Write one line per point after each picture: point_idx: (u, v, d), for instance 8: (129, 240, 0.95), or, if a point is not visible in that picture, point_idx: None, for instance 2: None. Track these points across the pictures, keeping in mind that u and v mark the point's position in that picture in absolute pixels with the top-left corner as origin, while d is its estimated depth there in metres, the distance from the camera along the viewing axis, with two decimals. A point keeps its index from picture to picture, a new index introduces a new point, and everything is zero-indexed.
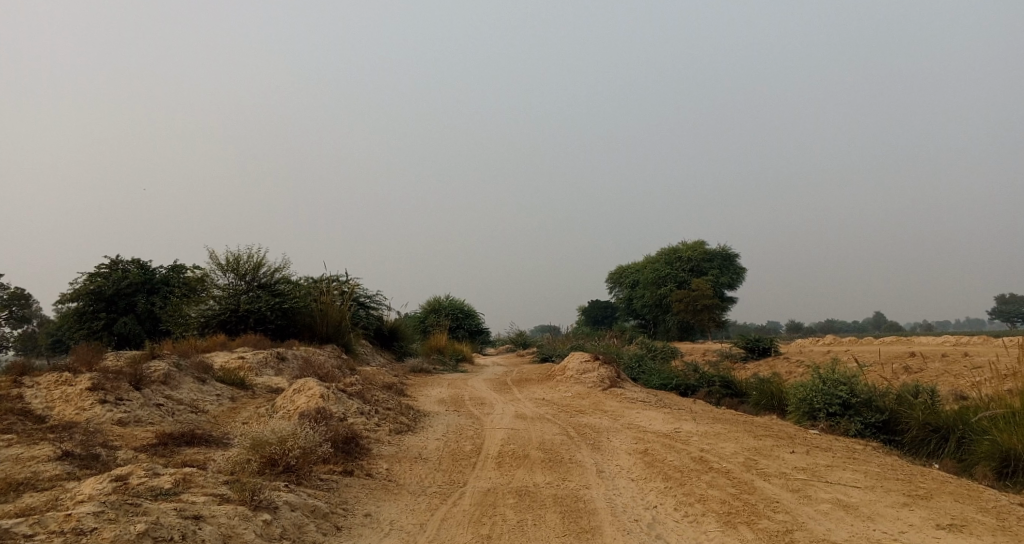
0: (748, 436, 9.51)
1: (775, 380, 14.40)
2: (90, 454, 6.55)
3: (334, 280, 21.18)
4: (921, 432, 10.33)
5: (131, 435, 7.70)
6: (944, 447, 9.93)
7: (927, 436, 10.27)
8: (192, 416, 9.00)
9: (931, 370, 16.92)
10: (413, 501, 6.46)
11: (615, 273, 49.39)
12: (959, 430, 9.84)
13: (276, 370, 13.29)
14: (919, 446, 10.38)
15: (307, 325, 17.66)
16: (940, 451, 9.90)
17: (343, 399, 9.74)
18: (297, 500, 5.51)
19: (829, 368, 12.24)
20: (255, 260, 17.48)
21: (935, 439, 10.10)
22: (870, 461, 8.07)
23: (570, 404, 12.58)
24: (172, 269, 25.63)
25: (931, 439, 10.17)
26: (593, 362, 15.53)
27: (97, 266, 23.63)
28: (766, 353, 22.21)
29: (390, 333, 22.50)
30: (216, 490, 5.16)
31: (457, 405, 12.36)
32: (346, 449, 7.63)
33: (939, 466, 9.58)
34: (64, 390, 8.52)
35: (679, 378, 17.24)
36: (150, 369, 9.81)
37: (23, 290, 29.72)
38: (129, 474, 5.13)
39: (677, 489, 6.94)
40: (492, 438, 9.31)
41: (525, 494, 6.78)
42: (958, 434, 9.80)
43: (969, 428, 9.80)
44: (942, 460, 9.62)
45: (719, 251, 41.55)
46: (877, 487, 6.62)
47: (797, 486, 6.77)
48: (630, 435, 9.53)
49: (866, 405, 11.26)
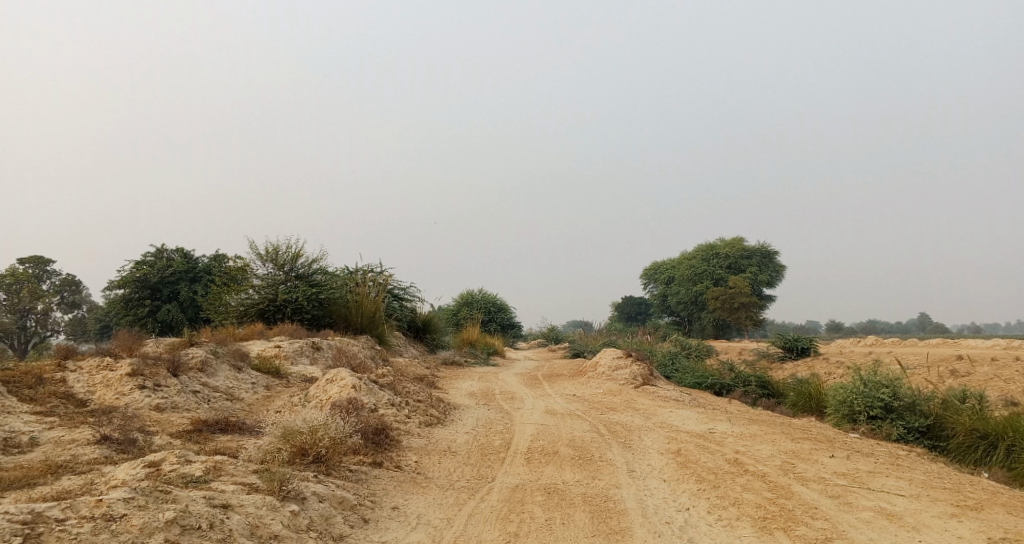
0: (785, 438, 9.26)
1: (813, 380, 14.03)
2: (126, 438, 6.66)
3: (370, 272, 21.36)
4: (967, 439, 9.94)
5: (167, 421, 7.82)
6: (992, 454, 9.54)
7: (974, 443, 9.89)
8: (227, 403, 9.12)
9: (979, 375, 16.31)
10: (441, 495, 6.42)
11: (651, 269, 48.82)
12: (1009, 438, 9.44)
13: (311, 360, 13.44)
14: (965, 453, 10.00)
15: (343, 315, 17.84)
16: (989, 459, 9.51)
17: (375, 390, 9.77)
18: (325, 491, 5.51)
19: (871, 370, 11.86)
20: (293, 251, 17.72)
21: (983, 446, 9.71)
22: (914, 468, 7.77)
23: (602, 401, 12.43)
24: (213, 258, 26.15)
25: (978, 446, 9.79)
26: (625, 359, 15.35)
27: (143, 254, 24.23)
28: (804, 353, 21.71)
29: (424, 326, 22.60)
30: (246, 479, 5.17)
31: (487, 399, 12.33)
32: (377, 440, 7.64)
33: (987, 475, 9.20)
34: (105, 375, 8.70)
35: (714, 377, 16.93)
36: (188, 356, 9.97)
37: (74, 277, 30.62)
38: (161, 460, 5.19)
39: (710, 491, 6.78)
40: (522, 433, 9.23)
41: (555, 491, 6.68)
42: (1008, 442, 9.41)
43: (1019, 436, 9.40)
44: (991, 469, 9.23)
45: (759, 248, 40.77)
46: (923, 497, 6.35)
47: (837, 492, 6.54)
48: (662, 434, 9.37)
49: (910, 410, 10.89)
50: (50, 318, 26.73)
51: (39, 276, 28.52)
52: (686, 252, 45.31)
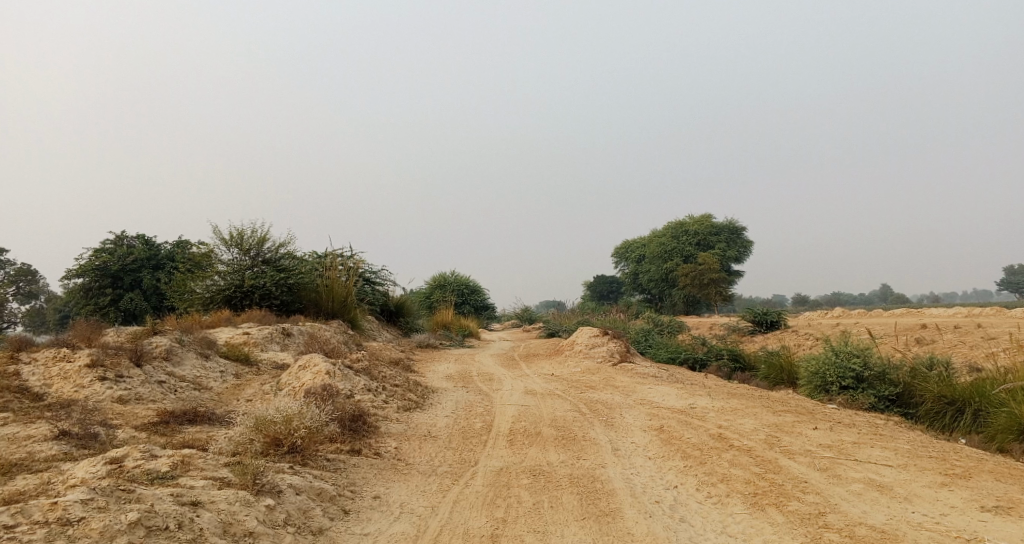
0: (767, 411, 9.21)
1: (784, 352, 14.09)
2: (87, 433, 6.30)
3: (340, 255, 20.87)
4: (935, 405, 10.03)
5: (130, 413, 7.45)
6: (959, 420, 9.63)
7: (942, 409, 9.98)
8: (194, 393, 8.75)
9: (944, 342, 16.58)
10: (424, 482, 6.19)
11: (622, 247, 48.89)
12: (975, 403, 9.52)
13: (282, 346, 13.06)
14: (934, 419, 10.09)
15: (313, 300, 17.41)
16: (957, 424, 9.60)
17: (350, 376, 9.48)
18: (302, 483, 5.23)
19: (842, 340, 11.90)
20: (259, 235, 17.18)
21: (951, 412, 9.81)
22: (897, 437, 7.76)
23: (580, 379, 12.29)
24: (176, 245, 25.37)
25: (946, 412, 9.87)
26: (602, 336, 15.24)
27: (102, 242, 23.40)
28: (774, 326, 21.90)
29: (396, 309, 22.25)
30: (217, 473, 4.86)
31: (465, 380, 12.13)
32: (354, 427, 7.36)
33: (958, 440, 9.30)
34: (62, 367, 8.26)
35: (687, 352, 16.95)
36: (151, 346, 9.55)
37: (30, 266, 29.47)
38: (124, 456, 4.84)
39: (698, 468, 6.67)
40: (503, 415, 9.04)
41: (541, 474, 6.50)
42: (975, 407, 9.51)
43: (986, 400, 9.50)
44: (961, 435, 9.32)
45: (727, 224, 41.15)
46: (910, 466, 6.31)
47: (826, 465, 6.48)
48: (644, 410, 9.25)
49: (881, 379, 10.95)
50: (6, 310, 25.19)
51: None
52: (657, 230, 45.48)
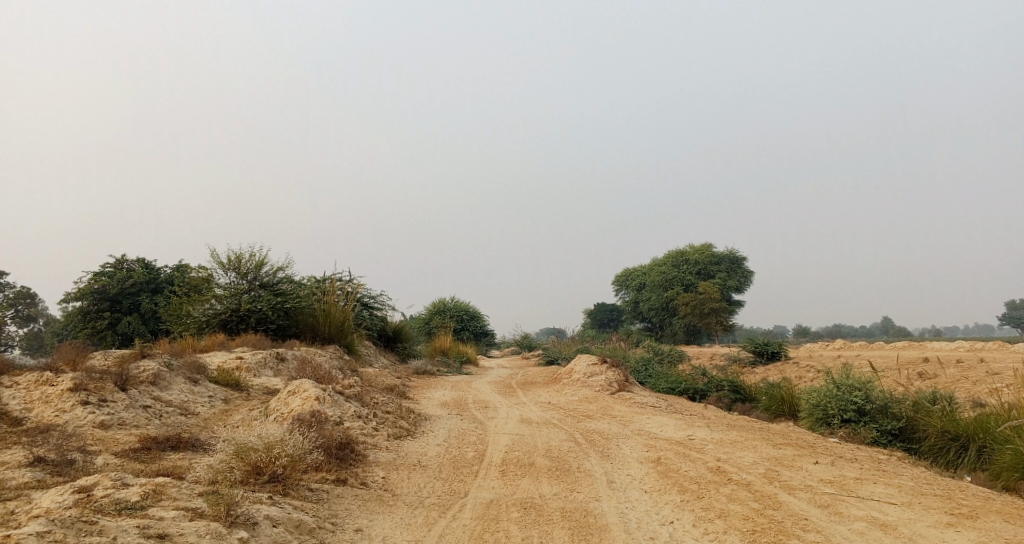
0: (766, 444, 8.98)
1: (785, 384, 13.87)
2: (63, 460, 6.10)
3: (338, 280, 20.73)
4: (938, 440, 9.78)
5: (111, 439, 7.24)
6: (964, 456, 9.39)
7: (945, 445, 9.73)
8: (180, 418, 8.54)
9: (946, 376, 16.33)
10: (409, 514, 5.96)
11: (623, 276, 48.77)
12: (980, 439, 9.29)
13: (275, 371, 12.85)
14: (938, 455, 9.84)
15: (310, 325, 17.22)
16: (961, 461, 9.35)
17: (341, 402, 9.27)
18: (280, 514, 5.02)
19: (843, 372, 11.69)
20: (257, 258, 17.07)
21: (955, 448, 9.56)
22: (901, 473, 7.52)
23: (577, 408, 12.05)
24: (176, 269, 25.28)
25: (949, 448, 9.63)
26: (600, 365, 15.03)
27: (102, 265, 23.31)
28: (774, 357, 21.65)
29: (395, 335, 22.05)
30: (190, 504, 4.65)
31: (460, 408, 11.89)
32: (341, 455, 7.15)
33: (962, 477, 9.05)
34: (44, 391, 8.07)
35: (687, 382, 16.70)
36: (139, 369, 9.35)
37: (29, 289, 29.35)
38: (94, 485, 4.64)
39: (694, 502, 6.44)
40: (496, 444, 8.80)
41: (532, 507, 6.27)
42: (979, 443, 9.27)
43: (990, 436, 9.27)
44: (966, 472, 9.07)
45: (728, 254, 41.06)
46: (915, 505, 6.08)
47: (827, 501, 6.25)
48: (640, 441, 9.03)
49: (883, 412, 10.73)
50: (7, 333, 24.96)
51: None
52: (658, 259, 45.38)
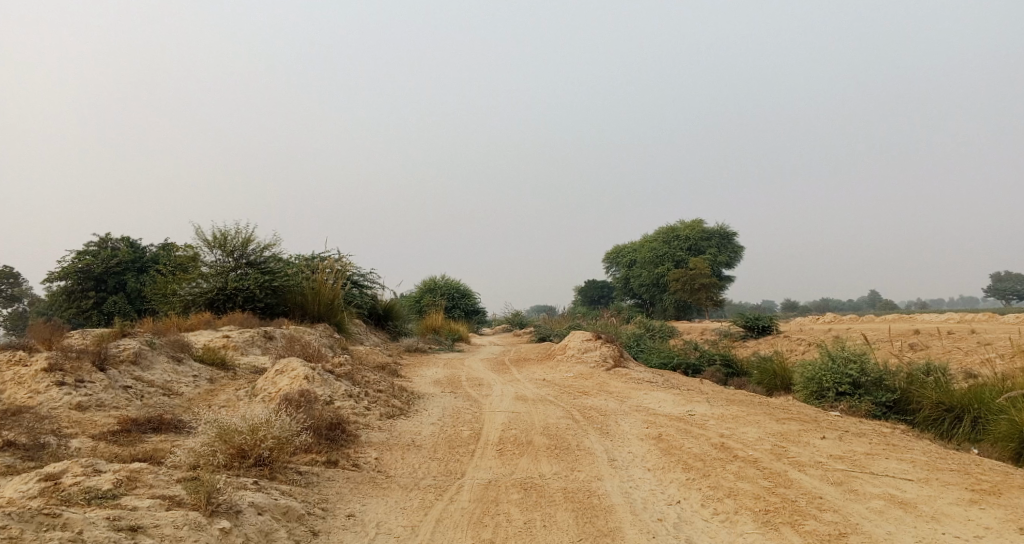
0: (769, 419, 8.73)
1: (778, 357, 13.68)
2: (36, 444, 5.75)
3: (327, 258, 20.29)
4: (933, 412, 9.58)
5: (88, 421, 6.88)
6: (959, 427, 9.21)
7: (940, 416, 9.53)
8: (163, 399, 8.19)
9: (938, 348, 16.21)
10: (404, 497, 5.65)
11: (613, 252, 48.44)
12: (975, 410, 9.11)
13: (263, 350, 12.49)
14: (932, 426, 9.65)
15: (298, 304, 16.83)
16: (957, 432, 9.17)
17: (331, 381, 8.94)
18: (266, 501, 4.68)
19: (838, 345, 11.44)
20: (243, 236, 16.58)
21: (949, 419, 9.36)
22: (912, 448, 7.29)
23: (573, 385, 11.79)
24: (163, 248, 24.74)
25: (944, 419, 9.44)
26: (594, 340, 14.76)
27: (85, 244, 22.75)
28: (766, 332, 21.50)
29: (385, 313, 21.71)
30: (168, 491, 4.31)
31: (453, 386, 11.59)
32: (331, 436, 6.83)
33: (959, 448, 8.86)
34: (17, 372, 7.68)
35: (680, 356, 16.48)
36: (119, 348, 8.97)
37: (12, 269, 28.69)
38: (63, 471, 4.28)
39: (702, 481, 6.18)
40: (492, 422, 8.52)
41: (533, 488, 5.99)
42: (974, 414, 9.07)
43: (985, 407, 9.07)
44: (962, 443, 8.88)
45: (718, 229, 40.83)
46: (933, 481, 5.85)
47: (840, 478, 6.01)
48: (640, 418, 8.76)
49: (877, 385, 10.51)
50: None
51: None
52: (648, 235, 45.10)
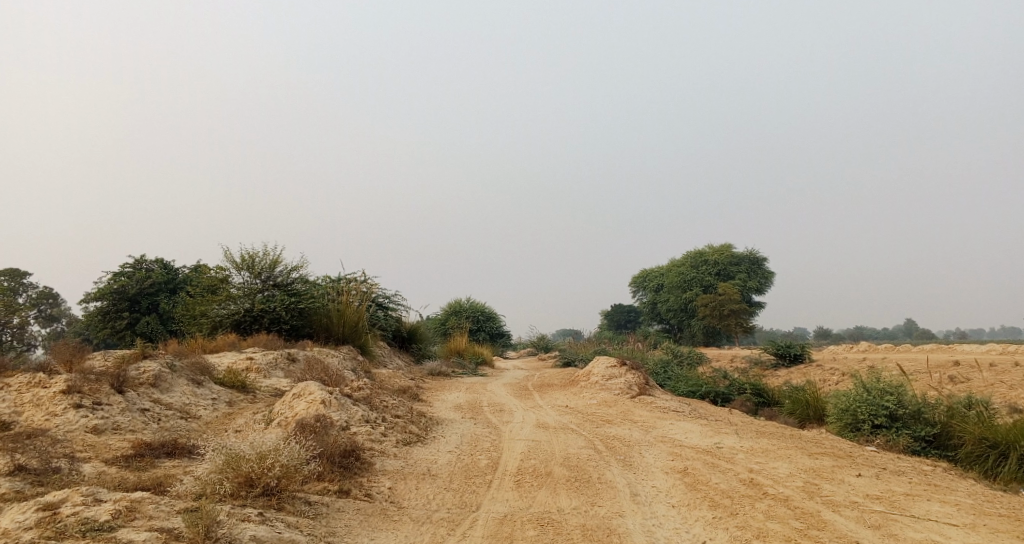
0: (801, 453, 8.33)
1: (810, 387, 13.20)
2: (47, 468, 5.67)
3: (353, 280, 20.30)
4: (976, 448, 9.08)
5: (102, 445, 6.80)
6: (1004, 465, 8.70)
7: (983, 452, 9.02)
8: (180, 423, 8.11)
9: (980, 380, 15.54)
10: (416, 531, 5.44)
11: (641, 276, 47.97)
12: (1020, 447, 8.59)
13: (286, 373, 12.43)
14: (975, 463, 9.14)
15: (324, 326, 16.82)
16: (1001, 470, 8.66)
17: (348, 405, 8.79)
18: (269, 534, 4.51)
19: (874, 375, 10.98)
20: (271, 257, 16.68)
21: (993, 456, 8.85)
22: (956, 489, 6.86)
23: (596, 413, 11.49)
24: (194, 269, 25.05)
25: (987, 456, 8.93)
26: (619, 367, 14.43)
27: (121, 266, 23.11)
28: (797, 360, 20.87)
29: (410, 336, 21.62)
30: (166, 524, 4.17)
31: (474, 412, 11.37)
32: (344, 464, 6.66)
33: (1004, 487, 8.36)
34: (36, 393, 7.67)
35: (708, 385, 16.01)
36: (139, 370, 8.94)
37: (51, 289, 29.31)
38: (62, 500, 4.18)
39: (729, 520, 5.86)
40: (511, 451, 8.27)
41: (550, 524, 5.73)
42: (1020, 452, 8.56)
43: None
44: (1008, 483, 8.37)
45: (748, 254, 40.19)
46: (980, 527, 5.47)
47: (877, 521, 5.65)
48: (665, 450, 8.44)
49: (915, 418, 10.04)
50: (27, 332, 24.15)
51: (17, 289, 26.99)
52: (676, 259, 44.54)
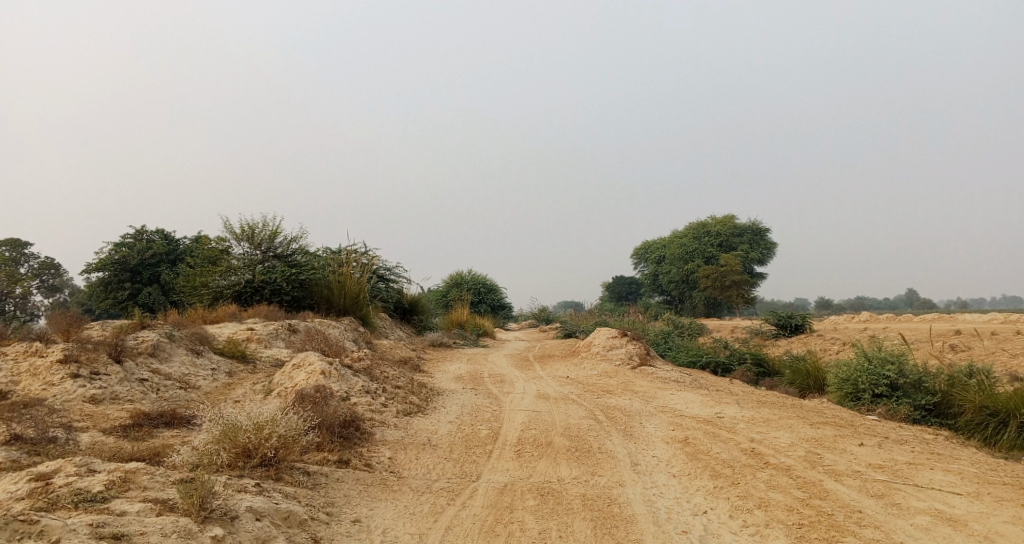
0: (803, 423, 8.28)
1: (811, 357, 13.15)
2: (43, 437, 5.62)
3: (354, 252, 20.18)
4: (976, 416, 9.02)
5: (100, 415, 6.75)
6: (1003, 433, 8.65)
7: (983, 421, 8.97)
8: (179, 393, 8.07)
9: (981, 349, 15.49)
10: (415, 501, 5.40)
11: (642, 247, 47.83)
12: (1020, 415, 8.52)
13: (286, 343, 12.38)
14: (975, 431, 9.09)
15: (325, 297, 16.75)
16: (1000, 438, 8.61)
17: (348, 376, 8.74)
18: (266, 505, 4.47)
19: (875, 345, 10.91)
20: (271, 228, 16.54)
21: (993, 424, 8.79)
22: (959, 458, 6.81)
23: (597, 383, 11.45)
24: (196, 240, 24.94)
25: (987, 424, 8.88)
26: (620, 338, 14.37)
27: (122, 236, 22.99)
28: (798, 330, 20.82)
29: (411, 307, 21.57)
30: (161, 495, 4.12)
31: (475, 382, 11.33)
32: (344, 434, 6.62)
33: (1003, 455, 8.31)
34: (33, 363, 7.62)
35: (709, 355, 15.97)
36: (137, 340, 8.87)
37: (53, 260, 29.26)
38: (55, 471, 4.13)
39: (730, 489, 5.82)
40: (511, 421, 8.23)
41: (550, 493, 5.69)
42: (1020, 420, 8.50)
43: None
44: (1007, 451, 8.32)
45: (751, 225, 39.96)
46: (984, 496, 5.43)
47: (880, 490, 5.60)
48: (666, 420, 8.39)
49: (916, 387, 9.99)
50: (30, 303, 24.16)
51: (19, 260, 26.92)
52: (678, 231, 44.33)
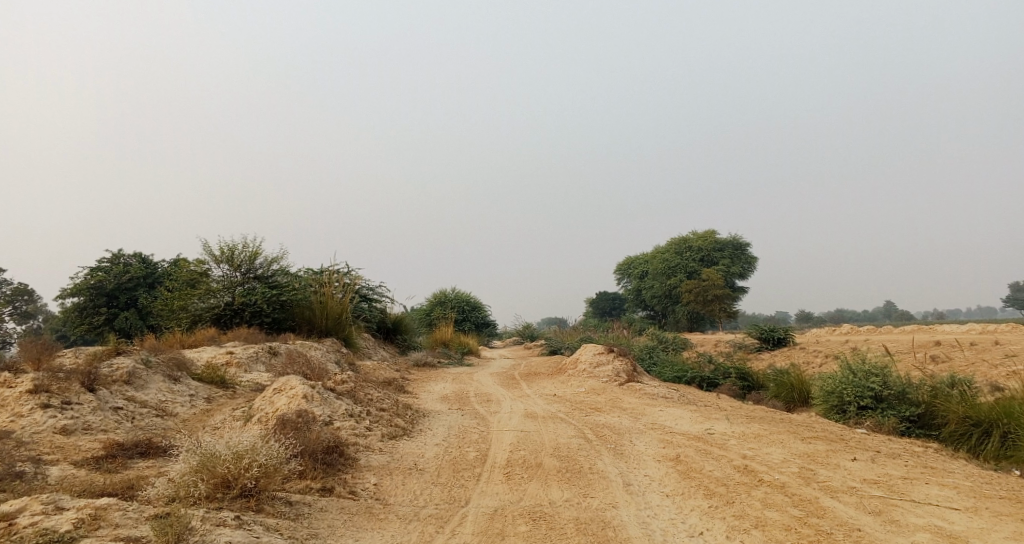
0: (793, 438, 8.19)
1: (795, 370, 13.12)
2: (9, 473, 5.36)
3: (335, 271, 19.95)
4: (960, 427, 9.00)
5: (72, 446, 6.49)
6: (987, 443, 8.62)
7: (968, 431, 8.94)
8: (155, 421, 7.81)
9: (962, 360, 15.58)
10: (403, 530, 5.21)
11: (625, 263, 47.95)
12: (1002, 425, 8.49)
13: (267, 367, 12.11)
14: (959, 442, 9.06)
15: (306, 318, 16.48)
16: (984, 448, 8.57)
17: (331, 399, 8.52)
18: (246, 539, 4.26)
19: (859, 358, 10.90)
20: (250, 249, 16.28)
21: (976, 434, 8.77)
22: (952, 471, 6.75)
23: (584, 401, 11.31)
24: (174, 263, 24.53)
25: (971, 434, 8.85)
26: (606, 354, 14.26)
27: (98, 260, 22.56)
28: (781, 343, 20.85)
29: (394, 327, 21.32)
30: (134, 532, 3.90)
31: (461, 403, 11.14)
32: (327, 460, 6.41)
33: (988, 465, 8.27)
34: (1, 394, 7.33)
35: (694, 369, 15.90)
36: (111, 368, 8.59)
37: (27, 286, 28.65)
38: (20, 510, 3.90)
39: (726, 508, 5.69)
40: (499, 442, 8.05)
41: (542, 518, 5.52)
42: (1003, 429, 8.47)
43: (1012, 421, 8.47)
44: (993, 461, 8.28)
45: (731, 239, 40.20)
46: (982, 511, 5.35)
47: (878, 507, 5.51)
48: (656, 437, 8.27)
49: (901, 399, 9.97)
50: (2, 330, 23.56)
51: None
52: (660, 246, 44.50)
